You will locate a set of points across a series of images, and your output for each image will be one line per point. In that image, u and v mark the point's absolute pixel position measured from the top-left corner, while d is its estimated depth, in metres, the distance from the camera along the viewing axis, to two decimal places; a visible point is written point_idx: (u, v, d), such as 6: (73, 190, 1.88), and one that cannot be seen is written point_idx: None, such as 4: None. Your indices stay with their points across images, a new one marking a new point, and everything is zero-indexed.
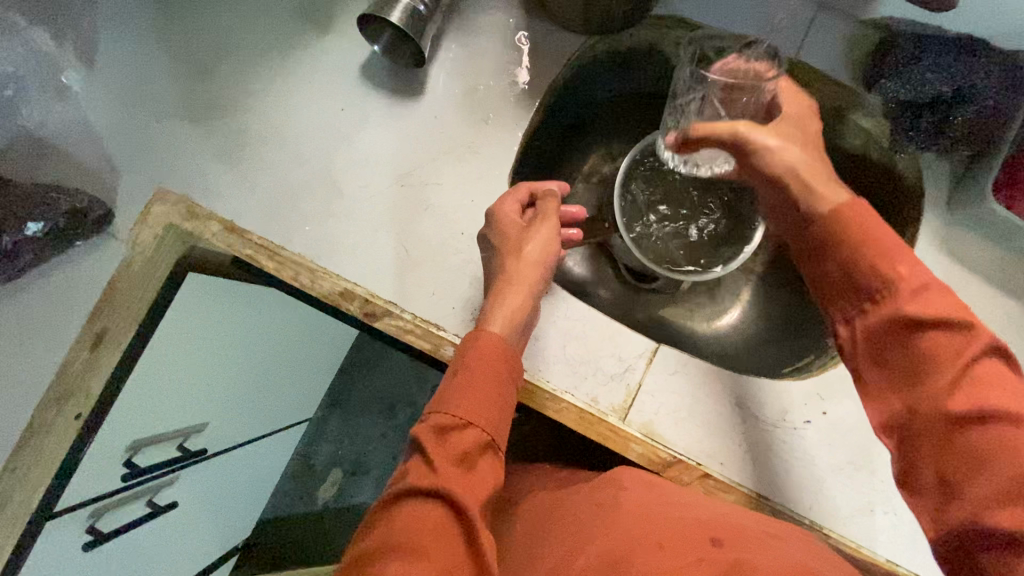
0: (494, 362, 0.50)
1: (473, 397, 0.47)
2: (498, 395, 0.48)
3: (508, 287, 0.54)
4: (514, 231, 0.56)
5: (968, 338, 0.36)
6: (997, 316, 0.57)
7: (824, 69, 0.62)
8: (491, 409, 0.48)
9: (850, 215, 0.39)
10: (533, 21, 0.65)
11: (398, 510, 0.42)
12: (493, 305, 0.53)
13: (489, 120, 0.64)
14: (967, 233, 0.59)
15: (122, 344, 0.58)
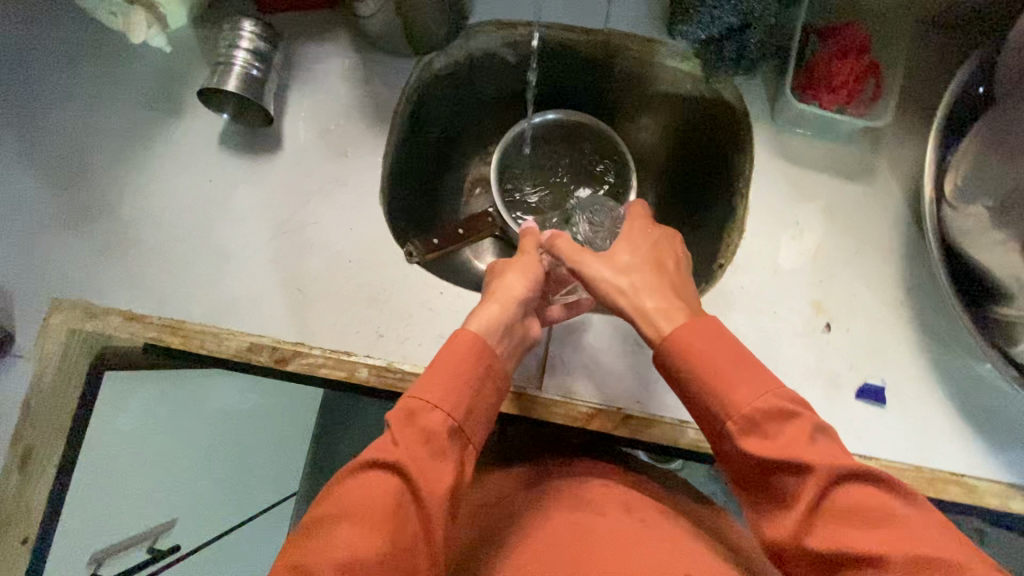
0: (474, 352, 0.46)
1: (447, 384, 0.44)
2: (475, 385, 0.45)
3: (490, 298, 0.52)
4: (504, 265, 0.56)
5: (807, 474, 0.40)
6: (841, 200, 0.62)
7: (633, 31, 0.66)
8: (468, 400, 0.45)
9: (686, 344, 0.45)
10: (366, 56, 0.66)
11: (360, 479, 0.40)
12: (472, 318, 0.50)
13: (349, 154, 0.64)
14: (799, 137, 0.63)
15: (53, 457, 0.59)
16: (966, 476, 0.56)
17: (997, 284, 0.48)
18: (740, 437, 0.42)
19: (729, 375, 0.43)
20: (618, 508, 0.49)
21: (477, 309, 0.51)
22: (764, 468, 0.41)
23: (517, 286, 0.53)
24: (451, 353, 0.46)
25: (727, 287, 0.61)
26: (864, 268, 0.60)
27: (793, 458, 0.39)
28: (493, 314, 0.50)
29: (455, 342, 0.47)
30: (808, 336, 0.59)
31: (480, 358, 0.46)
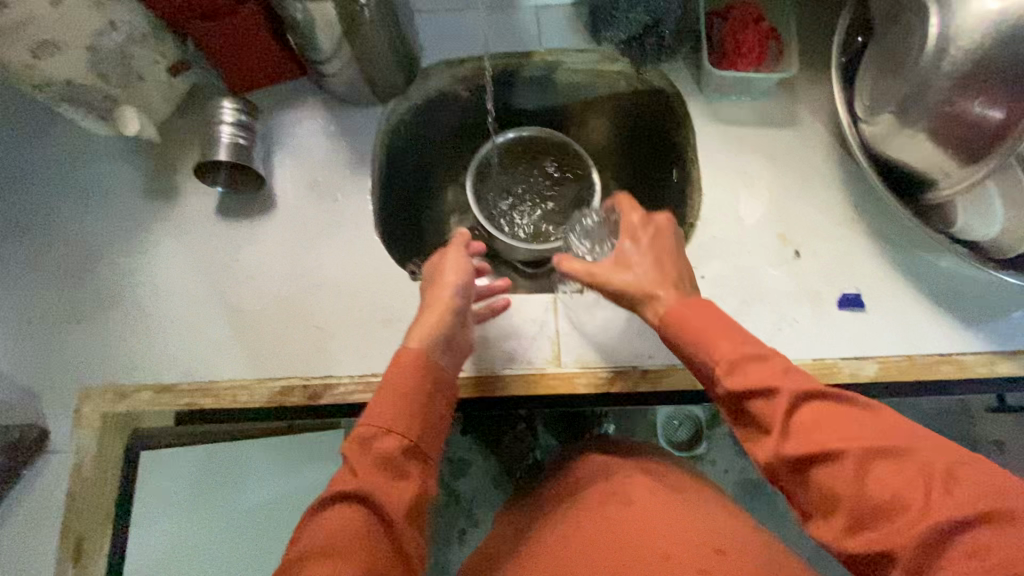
0: (415, 368, 0.48)
1: (392, 406, 0.46)
2: (421, 396, 0.47)
3: (427, 310, 0.55)
4: (432, 267, 0.60)
5: (886, 465, 0.37)
6: (778, 146, 0.70)
7: (564, 46, 0.76)
8: (416, 414, 0.46)
9: (721, 341, 0.44)
10: (336, 111, 0.73)
11: (322, 514, 0.42)
12: (410, 328, 0.53)
13: (338, 198, 0.69)
14: (729, 102, 0.72)
15: (104, 543, 0.60)
16: (953, 354, 0.62)
17: (921, 176, 0.56)
18: (789, 435, 0.40)
19: (779, 372, 0.41)
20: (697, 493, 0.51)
21: (415, 326, 0.54)
22: (856, 462, 0.37)
23: (445, 296, 0.56)
24: (394, 375, 0.48)
25: (701, 239, 0.67)
26: (813, 197, 0.68)
27: (865, 446, 0.37)
28: (427, 326, 0.53)
29: (397, 361, 0.49)
30: (782, 266, 0.66)
31: (422, 373, 0.48)
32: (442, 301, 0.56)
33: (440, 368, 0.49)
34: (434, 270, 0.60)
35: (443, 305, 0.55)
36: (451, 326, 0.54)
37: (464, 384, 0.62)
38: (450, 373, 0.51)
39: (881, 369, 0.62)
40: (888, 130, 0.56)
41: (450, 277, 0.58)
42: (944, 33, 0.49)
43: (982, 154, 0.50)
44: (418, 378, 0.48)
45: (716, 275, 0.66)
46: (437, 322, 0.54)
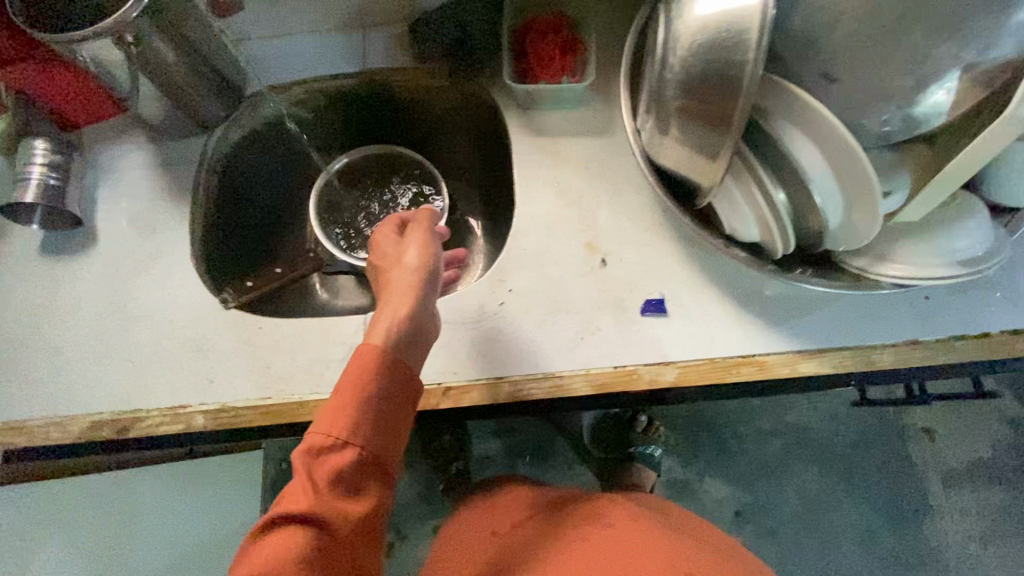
0: (381, 368, 0.47)
1: (343, 423, 0.45)
2: (379, 398, 0.47)
3: (389, 296, 0.53)
4: (392, 249, 0.58)
5: None
6: (593, 153, 0.70)
7: (389, 66, 0.76)
8: (373, 411, 0.46)
9: None
10: (160, 143, 0.74)
11: (269, 534, 0.42)
12: (377, 317, 0.51)
13: (158, 231, 0.70)
14: (543, 112, 0.72)
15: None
16: (755, 355, 0.62)
17: (689, 182, 0.56)
18: None
19: None
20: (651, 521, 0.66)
21: (390, 301, 0.52)
22: None
23: (409, 280, 0.53)
24: (364, 349, 0.48)
25: (512, 251, 0.68)
26: (623, 204, 0.68)
27: None
28: (382, 330, 0.50)
29: (363, 355, 0.48)
30: (589, 274, 0.66)
31: (395, 376, 0.48)
32: (414, 291, 0.53)
33: (403, 372, 0.49)
34: (399, 259, 0.56)
35: (406, 295, 0.52)
36: (420, 311, 0.52)
37: (270, 409, 0.63)
38: (416, 369, 0.50)
39: (681, 374, 0.62)
40: (649, 135, 0.55)
41: (414, 258, 0.55)
42: (668, 37, 0.47)
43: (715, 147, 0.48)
44: (365, 376, 0.47)
45: (522, 287, 0.66)
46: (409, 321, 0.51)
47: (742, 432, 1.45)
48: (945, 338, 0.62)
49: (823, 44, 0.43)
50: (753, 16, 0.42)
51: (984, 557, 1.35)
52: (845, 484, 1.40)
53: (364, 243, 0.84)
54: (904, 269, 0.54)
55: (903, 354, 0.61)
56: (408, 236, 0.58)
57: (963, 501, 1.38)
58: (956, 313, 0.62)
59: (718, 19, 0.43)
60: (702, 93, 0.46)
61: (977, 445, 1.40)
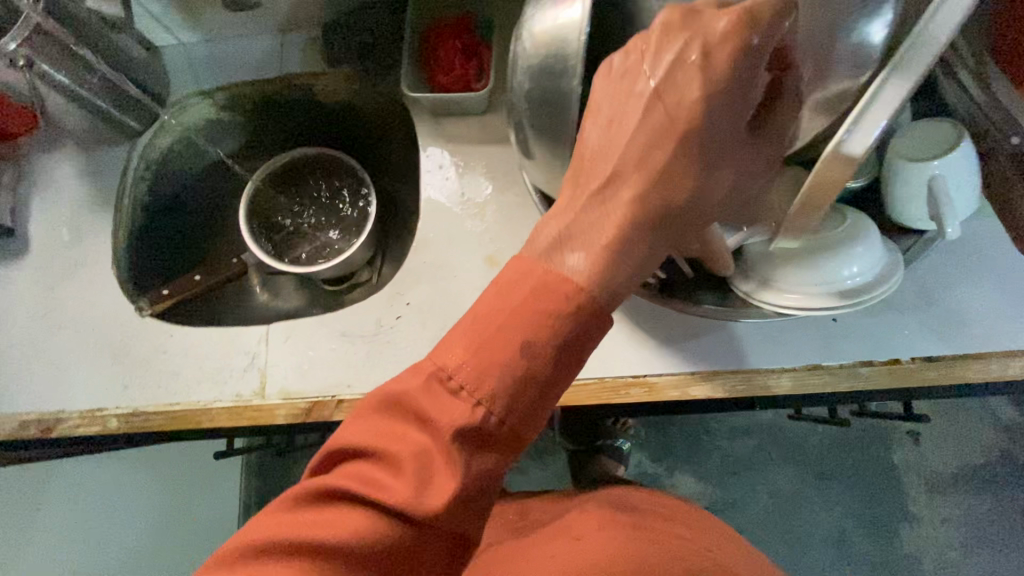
0: (620, 262, 0.34)
1: (552, 315, 0.33)
2: (645, 260, 0.35)
3: (640, 172, 0.35)
4: (625, 86, 0.36)
5: None
6: (499, 162, 0.69)
7: (308, 71, 0.76)
8: (612, 296, 0.34)
9: None
10: (88, 151, 0.76)
11: (332, 505, 0.32)
12: (622, 192, 0.35)
13: (85, 238, 0.73)
14: (452, 119, 0.71)
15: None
16: (644, 376, 0.60)
17: None
18: None
19: None
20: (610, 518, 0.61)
21: (627, 146, 0.35)
22: None
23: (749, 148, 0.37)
24: (561, 286, 0.33)
25: (413, 264, 0.67)
26: (525, 216, 0.67)
27: None
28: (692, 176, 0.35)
29: (591, 252, 0.34)
30: (486, 289, 0.65)
31: (653, 229, 0.35)
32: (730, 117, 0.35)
33: (673, 215, 0.35)
34: (735, 25, 0.33)
35: (660, 203, 0.35)
36: (650, 234, 0.35)
37: (176, 415, 0.66)
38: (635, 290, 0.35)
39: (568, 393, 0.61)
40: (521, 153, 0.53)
41: (689, 113, 0.34)
42: (511, 60, 0.46)
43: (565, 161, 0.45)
44: (575, 306, 0.33)
45: (420, 301, 0.66)
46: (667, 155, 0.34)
47: (715, 430, 1.42)
48: (847, 364, 0.58)
49: None
50: (573, 42, 0.40)
51: (964, 567, 1.30)
52: (820, 487, 1.37)
53: (296, 247, 0.86)
54: (784, 296, 0.51)
55: (801, 380, 0.58)
56: (596, 120, 0.37)
57: (945, 509, 1.33)
58: (864, 337, 0.58)
59: (546, 47, 0.41)
60: (537, 118, 0.44)
61: (965, 451, 1.34)
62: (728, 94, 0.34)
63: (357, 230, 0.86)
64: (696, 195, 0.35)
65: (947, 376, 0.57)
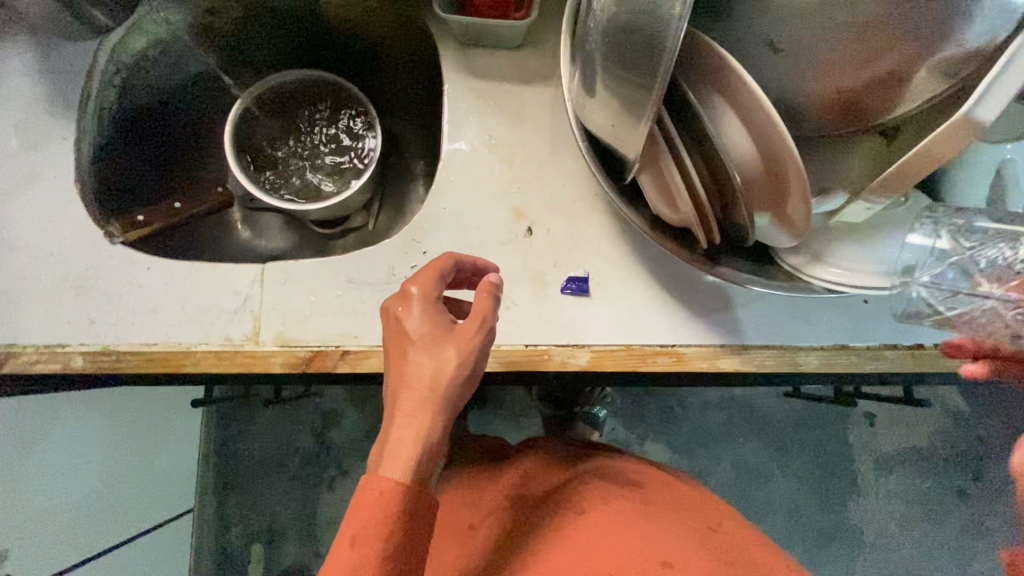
0: (411, 461, 0.43)
1: (390, 511, 0.42)
2: (443, 436, 0.44)
3: (394, 387, 0.45)
4: (386, 320, 0.48)
5: None
6: (530, 103, 0.63)
7: None
8: (426, 472, 0.44)
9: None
10: (42, 45, 0.64)
11: None
12: (398, 386, 0.45)
13: (38, 148, 0.63)
14: (480, 50, 0.64)
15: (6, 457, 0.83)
16: (673, 346, 0.58)
17: (617, 153, 0.49)
18: None
19: None
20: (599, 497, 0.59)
21: (414, 357, 0.45)
22: None
23: (470, 328, 0.46)
24: (381, 482, 0.43)
25: (431, 209, 0.61)
26: (557, 166, 0.62)
27: None
28: (438, 368, 0.44)
29: (398, 465, 0.43)
30: (511, 243, 0.61)
31: (431, 405, 0.44)
32: (441, 327, 0.47)
33: (443, 386, 0.44)
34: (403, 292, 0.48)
35: (431, 390, 0.44)
36: (428, 400, 0.44)
37: (155, 357, 0.59)
38: (409, 457, 0.43)
39: (594, 359, 0.58)
40: (577, 92, 0.47)
41: (422, 325, 0.46)
42: None
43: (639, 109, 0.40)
44: (392, 495, 0.42)
45: (438, 250, 0.61)
46: (405, 319, 0.47)
47: (687, 402, 1.45)
48: (873, 346, 0.58)
49: (774, 2, 0.36)
50: None
51: (899, 536, 1.41)
52: (780, 459, 1.43)
53: (290, 184, 0.78)
54: (828, 271, 0.50)
55: (829, 359, 0.58)
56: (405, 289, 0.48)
57: (891, 484, 1.42)
58: (892, 322, 0.58)
59: None
60: (620, 52, 0.39)
61: (915, 433, 1.42)
62: (421, 316, 0.47)
63: (359, 170, 0.78)
64: (452, 375, 0.44)
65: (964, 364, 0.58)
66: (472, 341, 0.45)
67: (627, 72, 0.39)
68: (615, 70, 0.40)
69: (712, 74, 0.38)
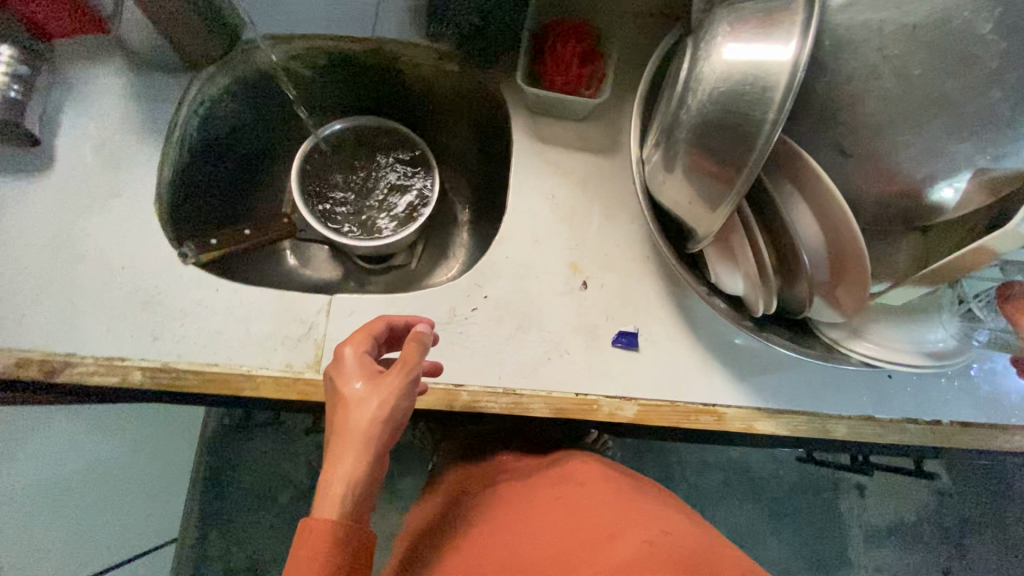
0: (341, 499, 0.43)
1: (326, 550, 0.43)
2: (372, 481, 0.45)
3: (330, 437, 0.45)
4: (327, 373, 0.49)
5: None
6: (591, 169, 0.69)
7: (399, 39, 0.72)
8: (358, 510, 0.44)
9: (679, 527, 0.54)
10: (140, 74, 0.69)
11: None
12: (331, 435, 0.45)
13: (122, 166, 0.66)
14: (548, 118, 0.70)
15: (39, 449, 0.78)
16: (715, 404, 0.62)
17: (684, 225, 0.54)
18: None
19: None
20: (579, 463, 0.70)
21: (345, 407, 0.46)
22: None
23: (397, 375, 0.46)
24: (318, 524, 0.43)
25: (494, 257, 0.66)
26: (613, 228, 0.67)
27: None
28: (366, 415, 0.45)
29: (330, 506, 0.43)
30: (568, 294, 0.65)
31: (360, 450, 0.44)
32: (372, 377, 0.47)
33: (371, 431, 0.44)
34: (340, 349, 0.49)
35: (360, 438, 0.44)
36: (357, 446, 0.44)
37: (215, 377, 0.60)
38: (343, 498, 0.43)
39: (641, 412, 0.61)
40: (654, 168, 0.53)
41: (356, 376, 0.47)
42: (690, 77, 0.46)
43: (723, 195, 0.45)
44: (331, 537, 0.43)
45: (498, 296, 0.64)
46: (341, 371, 0.48)
47: (686, 460, 1.42)
48: (896, 419, 0.63)
49: (847, 118, 0.42)
50: (782, 79, 0.41)
51: None
52: (772, 524, 1.42)
53: (347, 221, 0.82)
54: (866, 346, 0.54)
55: (856, 427, 0.62)
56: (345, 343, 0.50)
57: (879, 558, 1.43)
58: (913, 397, 0.63)
59: (739, 78, 0.42)
60: (714, 142, 0.44)
61: (904, 507, 1.44)
62: (356, 366, 0.48)
63: (414, 213, 0.83)
64: (382, 420, 0.45)
65: (977, 441, 0.63)
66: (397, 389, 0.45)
67: (713, 165, 0.45)
68: (702, 160, 0.46)
69: (794, 171, 0.45)
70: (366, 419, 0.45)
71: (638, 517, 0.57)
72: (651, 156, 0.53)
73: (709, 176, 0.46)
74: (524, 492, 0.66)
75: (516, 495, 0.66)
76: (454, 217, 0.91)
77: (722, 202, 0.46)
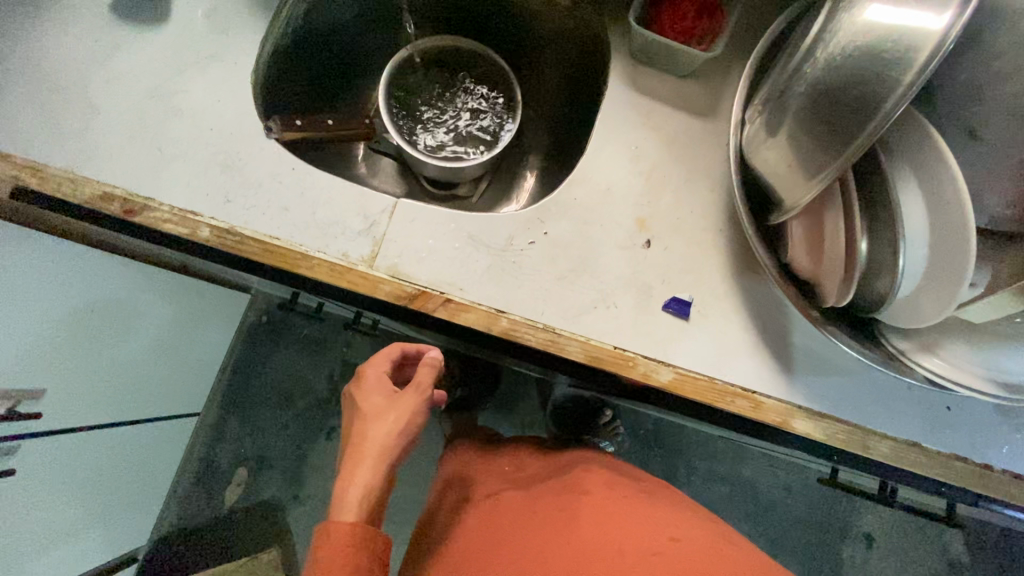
0: (360, 503, 0.49)
1: (348, 551, 0.47)
2: (386, 486, 0.51)
3: (352, 446, 0.52)
4: (351, 395, 0.57)
5: None
6: (679, 129, 0.66)
7: None
8: (373, 512, 0.50)
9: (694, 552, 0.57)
10: None
11: None
12: (354, 443, 0.52)
13: (228, 33, 0.68)
14: (649, 69, 0.68)
15: None
16: (755, 392, 0.60)
17: (773, 196, 0.51)
18: None
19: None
20: (604, 465, 0.76)
21: (368, 422, 0.53)
22: None
23: (412, 393, 0.56)
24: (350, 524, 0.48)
25: (563, 197, 0.65)
26: (690, 192, 0.65)
27: None
28: (387, 425, 0.53)
29: (353, 507, 0.49)
30: (629, 250, 0.63)
31: (382, 457, 0.51)
32: (390, 395, 0.56)
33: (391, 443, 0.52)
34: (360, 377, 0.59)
35: (378, 449, 0.51)
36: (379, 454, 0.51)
37: (274, 250, 0.61)
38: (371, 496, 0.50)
39: (676, 380, 0.60)
40: (756, 130, 0.50)
41: (375, 395, 0.56)
42: (827, 31, 0.43)
43: (826, 166, 0.42)
44: (361, 534, 0.48)
45: (558, 235, 0.63)
46: (364, 393, 0.56)
47: (694, 465, 1.40)
48: (944, 454, 0.59)
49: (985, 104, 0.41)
50: (929, 42, 0.37)
51: None
52: (766, 550, 1.37)
53: (427, 138, 0.82)
54: (933, 362, 0.51)
55: (896, 450, 0.59)
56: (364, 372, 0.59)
57: None
58: (967, 435, 0.59)
59: (880, 37, 0.39)
60: (832, 103, 0.41)
61: (909, 568, 1.37)
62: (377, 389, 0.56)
63: (494, 144, 0.82)
64: (400, 432, 0.53)
65: None
66: (413, 404, 0.54)
67: (825, 128, 0.42)
68: (815, 123, 0.43)
69: (924, 150, 0.43)
70: (389, 427, 0.53)
71: (653, 524, 0.61)
72: (755, 117, 0.51)
73: (817, 140, 0.43)
74: (539, 496, 0.70)
75: (530, 494, 0.71)
76: (525, 161, 0.90)
77: (824, 170, 0.43)
